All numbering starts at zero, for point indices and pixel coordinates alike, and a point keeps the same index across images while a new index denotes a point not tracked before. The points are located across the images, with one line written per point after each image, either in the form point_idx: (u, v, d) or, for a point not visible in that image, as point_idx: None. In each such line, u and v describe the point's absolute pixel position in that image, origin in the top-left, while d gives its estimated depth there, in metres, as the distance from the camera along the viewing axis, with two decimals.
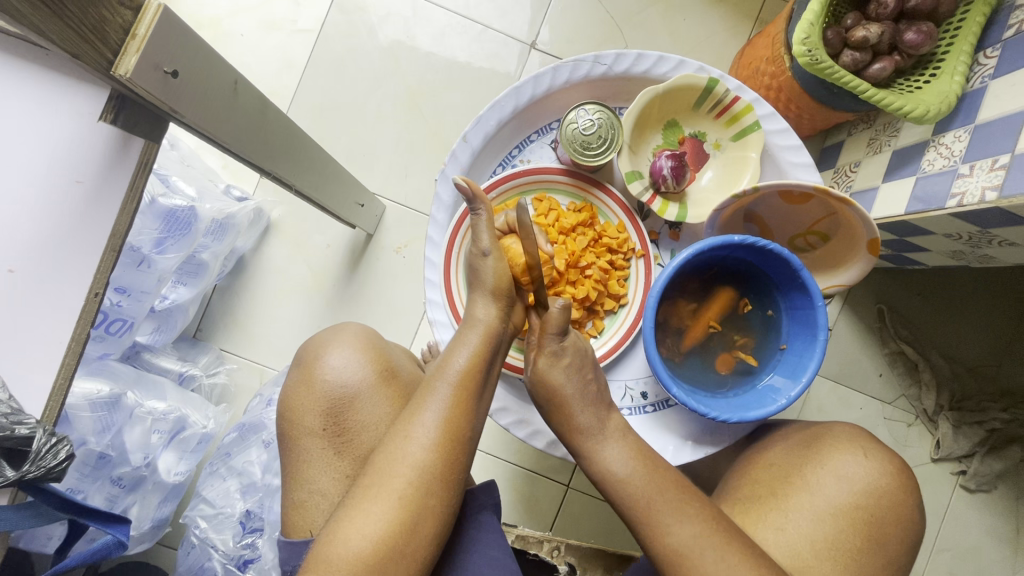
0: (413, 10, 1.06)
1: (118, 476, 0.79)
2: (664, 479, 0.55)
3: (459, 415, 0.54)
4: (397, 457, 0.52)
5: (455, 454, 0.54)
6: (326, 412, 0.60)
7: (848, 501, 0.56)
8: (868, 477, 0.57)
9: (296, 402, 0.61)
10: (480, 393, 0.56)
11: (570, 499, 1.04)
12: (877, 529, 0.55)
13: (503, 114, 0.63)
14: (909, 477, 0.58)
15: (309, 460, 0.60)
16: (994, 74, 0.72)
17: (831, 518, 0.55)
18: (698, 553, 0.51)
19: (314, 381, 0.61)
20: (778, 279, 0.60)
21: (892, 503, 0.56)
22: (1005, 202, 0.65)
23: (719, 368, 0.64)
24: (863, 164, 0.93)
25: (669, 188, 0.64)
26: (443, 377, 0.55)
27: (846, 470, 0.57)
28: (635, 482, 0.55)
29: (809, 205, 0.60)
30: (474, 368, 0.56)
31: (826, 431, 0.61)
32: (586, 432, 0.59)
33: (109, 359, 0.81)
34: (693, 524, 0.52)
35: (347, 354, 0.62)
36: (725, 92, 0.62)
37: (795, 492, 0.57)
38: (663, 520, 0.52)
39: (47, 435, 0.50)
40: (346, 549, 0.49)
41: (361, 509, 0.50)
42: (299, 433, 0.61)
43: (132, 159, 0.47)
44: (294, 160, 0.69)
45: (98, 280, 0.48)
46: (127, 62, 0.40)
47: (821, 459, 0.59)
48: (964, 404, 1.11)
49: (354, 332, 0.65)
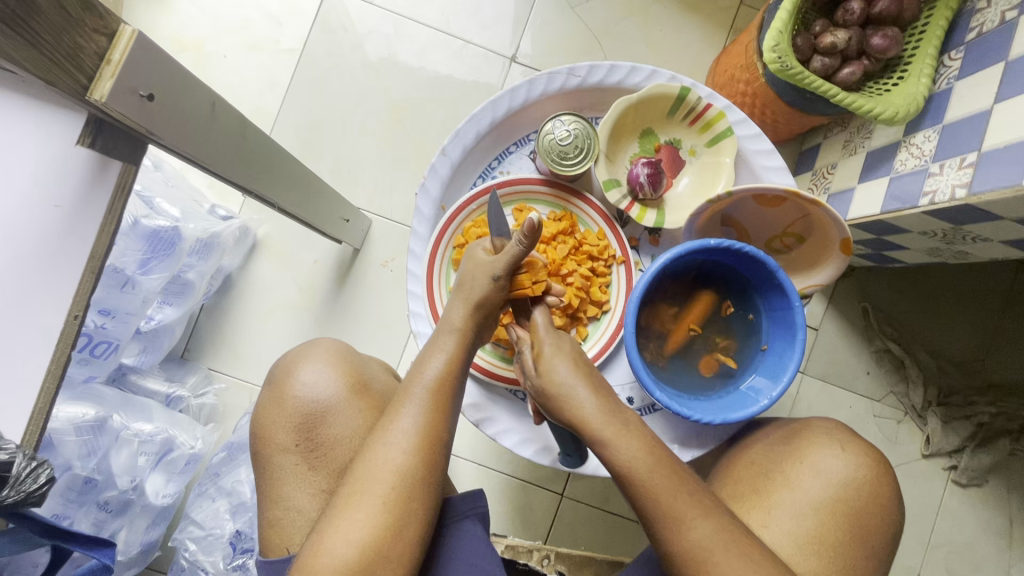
0: (394, 27, 1.08)
1: (104, 500, 0.78)
2: (682, 477, 0.52)
3: (438, 419, 0.54)
4: (375, 465, 0.52)
5: (433, 462, 0.54)
6: (299, 427, 0.60)
7: (829, 495, 0.56)
8: (845, 470, 0.57)
9: (268, 418, 0.61)
10: (456, 396, 0.57)
11: (564, 507, 1.04)
12: (858, 522, 0.56)
13: (480, 127, 0.65)
14: (886, 466, 0.59)
15: (283, 476, 0.60)
16: (959, 76, 0.74)
17: (812, 514, 0.56)
18: (716, 555, 0.49)
19: (286, 398, 0.61)
20: (756, 281, 0.61)
21: (871, 493, 0.57)
22: (974, 199, 0.67)
23: (703, 370, 0.65)
24: (839, 166, 0.94)
25: (646, 195, 0.65)
26: (418, 385, 0.55)
27: (824, 464, 0.58)
28: (658, 475, 0.51)
29: (784, 207, 0.60)
30: (448, 373, 0.56)
31: (805, 426, 0.62)
32: (601, 419, 0.53)
33: (94, 382, 0.81)
34: (710, 522, 0.50)
35: (319, 369, 0.62)
36: (697, 100, 0.64)
37: (776, 488, 0.58)
38: (684, 519, 0.50)
39: (27, 460, 0.49)
40: (333, 556, 0.49)
41: (345, 516, 0.50)
42: (273, 450, 0.60)
43: (110, 183, 0.47)
44: (274, 178, 0.69)
45: (77, 303, 0.47)
46: (103, 86, 0.40)
47: (801, 454, 0.59)
48: (951, 399, 1.13)
49: (325, 347, 0.65)
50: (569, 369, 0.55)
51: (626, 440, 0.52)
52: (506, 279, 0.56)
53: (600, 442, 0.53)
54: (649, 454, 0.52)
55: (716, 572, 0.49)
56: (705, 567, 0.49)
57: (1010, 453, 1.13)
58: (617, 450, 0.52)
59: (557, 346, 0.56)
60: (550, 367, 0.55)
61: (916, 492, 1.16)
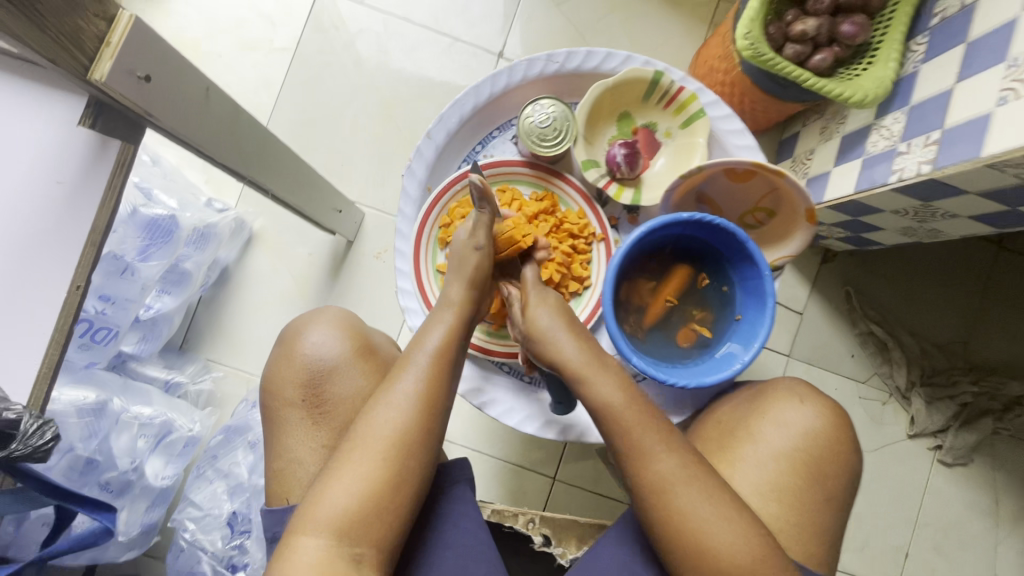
0: (384, 26, 1.11)
1: (105, 481, 0.81)
2: (657, 415, 0.55)
3: (437, 383, 0.56)
4: (374, 425, 0.54)
5: (430, 425, 0.55)
6: (305, 383, 0.63)
7: (790, 446, 0.59)
8: (804, 421, 0.60)
9: (277, 375, 0.64)
10: (455, 362, 0.58)
11: (557, 490, 1.07)
12: (814, 467, 0.59)
13: (464, 111, 0.68)
14: (843, 416, 0.62)
15: (289, 430, 0.63)
16: (924, 60, 0.77)
17: (773, 463, 0.59)
18: (676, 487, 0.52)
19: (294, 356, 0.64)
20: (729, 254, 0.64)
21: (829, 441, 0.60)
22: (939, 174, 0.69)
23: (680, 342, 0.67)
24: (816, 151, 0.98)
25: (624, 174, 0.68)
26: (418, 351, 0.57)
27: (784, 418, 0.61)
28: (627, 412, 0.54)
29: (753, 181, 0.63)
30: (449, 340, 0.58)
31: (769, 384, 0.64)
32: (578, 364, 0.57)
33: (95, 368, 0.84)
34: (674, 458, 0.53)
35: (326, 331, 0.65)
36: (671, 83, 0.67)
37: (740, 443, 0.61)
38: (651, 452, 0.53)
39: (34, 418, 0.51)
40: (333, 507, 0.51)
41: (343, 469, 0.53)
42: (280, 404, 0.63)
43: (111, 158, 0.49)
44: (268, 164, 0.72)
45: (79, 274, 0.49)
46: (102, 67, 0.43)
47: (763, 410, 0.62)
48: (934, 380, 1.16)
49: (333, 312, 0.68)
50: (551, 315, 0.60)
51: (603, 379, 0.56)
52: (487, 247, 0.61)
53: (581, 381, 0.56)
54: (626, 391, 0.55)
55: (672, 503, 0.52)
56: (665, 497, 0.52)
57: (993, 432, 1.16)
58: (593, 387, 0.56)
59: (541, 296, 0.61)
60: (532, 314, 0.60)
61: (901, 471, 1.18)
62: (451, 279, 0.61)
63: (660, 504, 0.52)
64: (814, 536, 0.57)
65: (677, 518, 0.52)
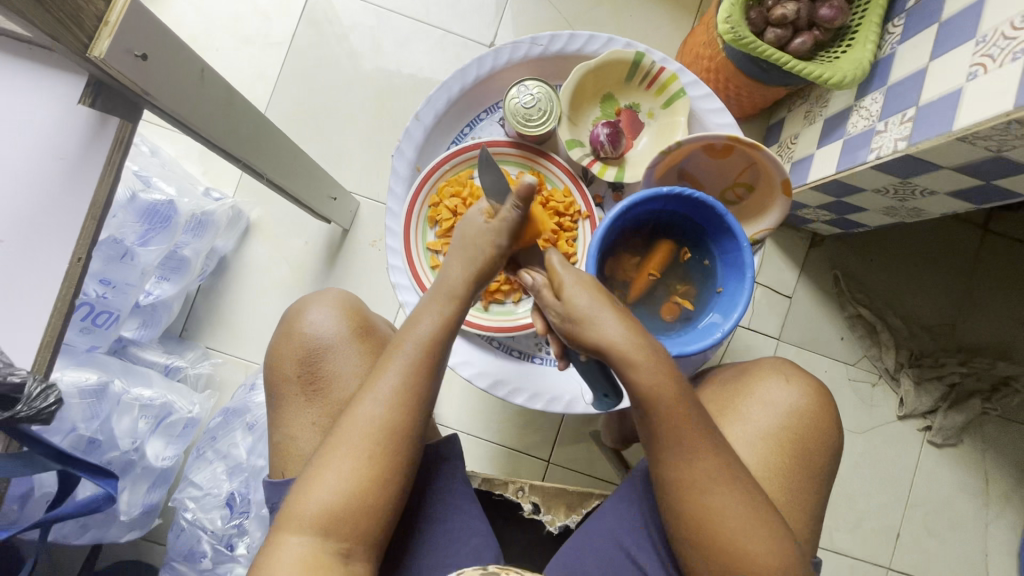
0: (377, 19, 1.14)
1: (107, 461, 0.83)
2: (700, 415, 0.54)
3: (419, 380, 0.56)
4: (359, 418, 0.55)
5: (412, 419, 0.56)
6: (303, 361, 0.65)
7: (777, 425, 0.60)
8: (790, 399, 0.62)
9: (277, 350, 0.66)
10: (441, 358, 0.58)
11: (551, 472, 1.09)
12: (801, 446, 0.60)
13: (451, 94, 0.70)
14: (828, 396, 0.63)
15: (286, 405, 0.65)
16: (900, 41, 0.80)
17: (761, 443, 0.60)
18: (711, 488, 0.53)
19: (293, 334, 0.66)
20: (709, 228, 0.66)
21: (814, 420, 0.61)
22: (913, 150, 0.71)
23: (664, 315, 0.69)
24: (801, 135, 1.00)
25: (607, 153, 0.70)
26: (403, 346, 0.57)
27: (770, 396, 0.62)
28: (684, 412, 0.53)
29: (732, 157, 0.65)
30: (435, 336, 0.57)
31: (755, 364, 0.66)
32: (626, 351, 0.52)
33: (97, 352, 0.86)
34: (714, 462, 0.53)
35: (325, 311, 0.67)
36: (652, 64, 0.69)
37: (729, 424, 0.62)
38: (696, 453, 0.53)
39: (37, 382, 0.52)
40: (317, 503, 0.53)
41: (327, 467, 0.54)
42: (278, 381, 0.66)
43: (110, 135, 0.51)
44: (262, 148, 0.74)
45: (81, 245, 0.51)
46: (101, 45, 0.45)
47: (750, 389, 0.63)
48: (923, 361, 1.18)
49: (335, 293, 0.70)
50: (590, 296, 0.54)
51: (649, 365, 0.52)
52: (507, 245, 0.58)
53: (626, 367, 0.52)
54: (672, 382, 0.52)
55: (705, 502, 0.53)
56: (699, 496, 0.53)
57: (981, 412, 1.18)
58: (634, 378, 0.52)
59: (575, 276, 0.55)
60: (569, 299, 0.54)
61: (891, 453, 1.20)
62: (453, 258, 0.60)
63: (694, 502, 0.53)
64: (795, 503, 0.59)
65: (709, 517, 0.53)
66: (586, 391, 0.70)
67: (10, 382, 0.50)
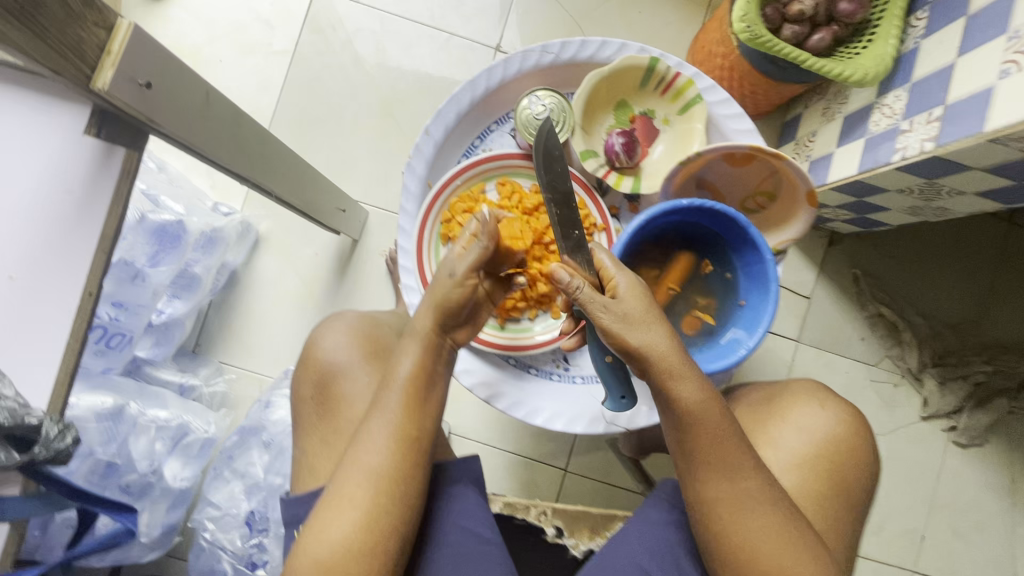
0: (380, 24, 1.12)
1: (126, 484, 0.82)
2: (733, 432, 0.53)
3: (408, 415, 0.58)
4: (362, 455, 0.56)
5: (415, 448, 0.58)
6: (319, 386, 0.65)
7: (812, 451, 0.61)
8: (824, 425, 0.62)
9: (298, 373, 0.67)
10: (429, 392, 0.59)
11: (569, 481, 1.08)
12: (837, 474, 0.61)
13: (461, 106, 0.68)
14: (865, 424, 0.63)
15: (303, 427, 0.65)
16: (925, 35, 0.77)
17: (796, 470, 0.60)
18: (747, 506, 0.53)
19: (312, 359, 0.67)
20: (730, 239, 0.64)
21: (851, 448, 0.62)
22: (941, 151, 0.69)
23: (684, 329, 0.67)
24: (819, 133, 0.97)
25: (623, 163, 0.69)
26: (393, 382, 0.58)
27: (804, 422, 0.63)
28: (726, 431, 0.53)
29: (753, 165, 0.63)
30: (420, 372, 0.59)
31: (786, 388, 0.67)
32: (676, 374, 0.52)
33: (112, 374, 0.85)
34: (755, 479, 0.54)
35: (339, 337, 0.67)
36: (667, 70, 0.66)
37: (761, 448, 0.63)
38: (736, 471, 0.53)
39: (54, 423, 0.52)
40: (317, 553, 0.53)
41: (328, 515, 0.55)
42: (298, 405, 0.66)
43: (116, 168, 0.50)
44: (269, 166, 0.73)
45: (91, 280, 0.50)
46: (104, 76, 0.44)
47: (783, 413, 0.64)
48: (947, 360, 1.15)
49: (349, 319, 0.70)
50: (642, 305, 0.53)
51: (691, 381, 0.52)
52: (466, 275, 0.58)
53: (670, 378, 0.52)
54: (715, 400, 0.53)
55: (744, 521, 0.53)
56: (733, 514, 0.54)
57: (1009, 412, 1.14)
58: (680, 392, 0.52)
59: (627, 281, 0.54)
60: (621, 304, 0.52)
61: (916, 455, 1.17)
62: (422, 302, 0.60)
63: (731, 521, 0.54)
64: (826, 526, 0.59)
65: (745, 534, 0.53)
66: (606, 410, 0.68)
67: (26, 425, 0.50)
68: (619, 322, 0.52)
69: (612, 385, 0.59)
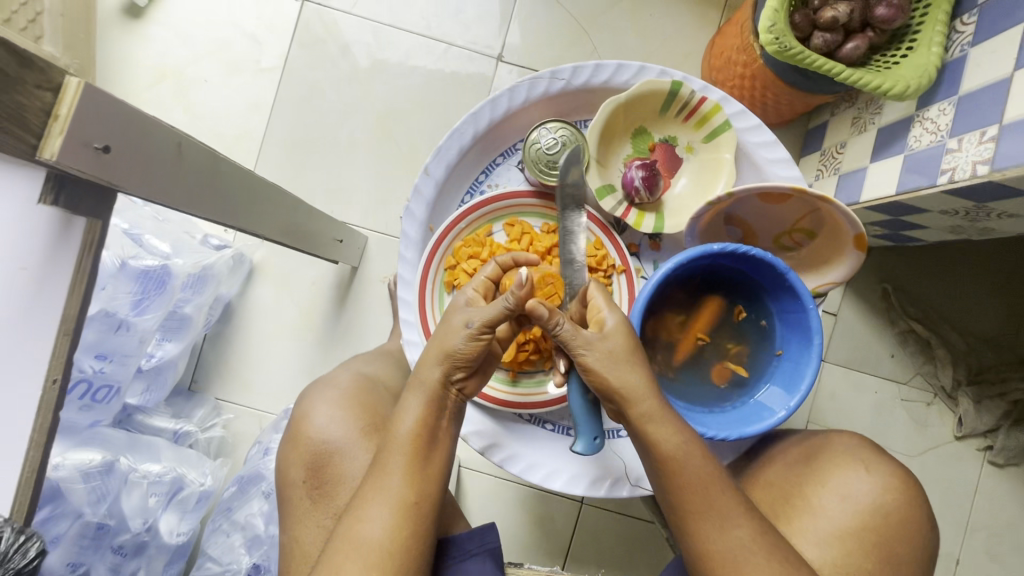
0: (374, 35, 1.05)
1: (119, 544, 0.79)
2: (717, 473, 0.50)
3: (417, 478, 0.52)
4: (363, 525, 0.50)
5: (417, 516, 0.51)
6: (309, 466, 0.62)
7: (853, 523, 0.56)
8: (872, 494, 0.57)
9: (286, 453, 0.64)
10: (435, 451, 0.53)
11: (586, 514, 1.02)
12: (885, 548, 0.55)
13: (463, 142, 0.62)
14: (919, 492, 0.58)
15: (294, 512, 0.61)
16: (973, 42, 0.69)
17: (838, 542, 0.55)
18: (746, 561, 0.48)
19: (301, 438, 0.63)
20: (765, 283, 0.58)
21: (901, 519, 0.56)
22: (998, 176, 0.62)
23: (715, 380, 0.61)
24: (849, 144, 0.89)
25: (643, 199, 0.62)
26: (394, 441, 0.52)
27: (849, 489, 0.58)
28: (706, 473, 0.50)
29: (790, 203, 0.57)
30: (424, 430, 0.53)
31: (827, 445, 0.62)
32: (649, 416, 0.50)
33: (100, 426, 0.81)
34: (747, 527, 0.49)
35: (331, 412, 0.63)
36: (690, 94, 0.60)
37: (798, 515, 0.58)
38: (725, 520, 0.49)
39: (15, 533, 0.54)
40: None
41: None
42: (288, 488, 0.62)
43: (76, 240, 0.47)
44: (261, 206, 0.66)
45: (54, 367, 0.49)
46: (52, 145, 0.38)
47: (823, 477, 0.59)
48: (982, 377, 1.03)
49: (342, 388, 0.66)
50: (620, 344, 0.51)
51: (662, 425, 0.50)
52: (479, 327, 0.52)
53: (643, 418, 0.50)
54: (692, 442, 0.50)
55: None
56: (733, 573, 0.48)
57: None
58: (657, 434, 0.50)
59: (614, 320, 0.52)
60: (606, 342, 0.50)
61: None
62: (430, 352, 0.54)
63: None
64: None
65: None
66: (631, 468, 0.64)
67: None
68: (603, 360, 0.50)
69: (584, 423, 0.54)
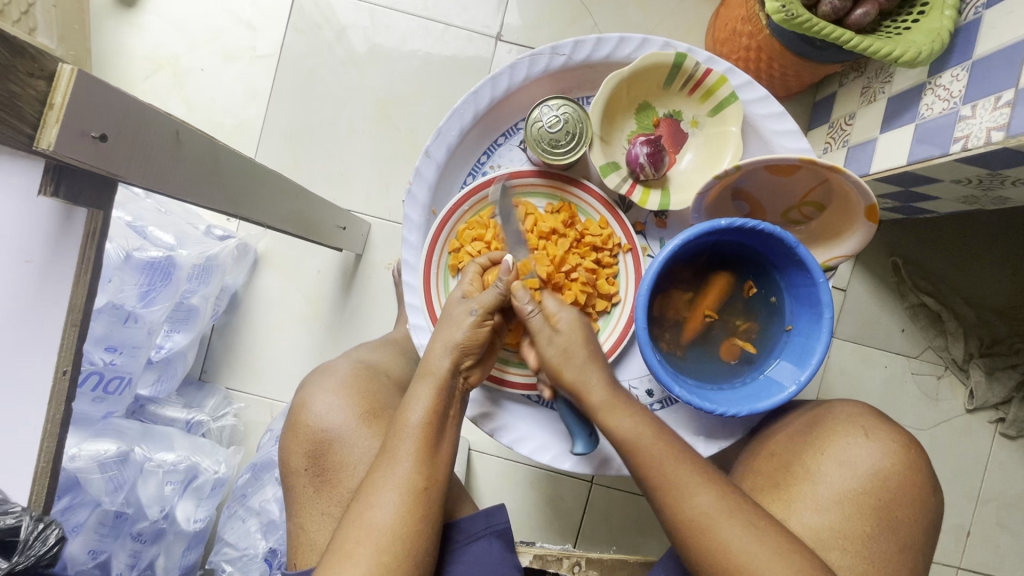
0: (370, 18, 1.03)
1: (138, 531, 0.81)
2: (670, 446, 0.52)
3: (428, 465, 0.52)
4: (372, 510, 0.50)
5: (427, 500, 0.52)
6: (309, 453, 0.62)
7: (856, 488, 0.55)
8: (872, 459, 0.57)
9: (288, 441, 0.64)
10: (442, 439, 0.54)
11: (597, 494, 1.03)
12: (886, 511, 0.55)
13: (463, 123, 0.61)
14: (920, 455, 0.58)
15: (298, 499, 0.62)
16: (988, 4, 0.67)
17: (836, 507, 0.55)
18: (715, 523, 0.49)
19: (300, 427, 0.63)
20: (774, 258, 0.57)
21: (902, 483, 0.56)
22: (1013, 141, 0.60)
23: (724, 357, 0.61)
24: (858, 116, 0.88)
25: (648, 175, 0.61)
26: (405, 428, 0.52)
27: (850, 455, 0.57)
28: (657, 444, 0.52)
29: (797, 175, 0.56)
30: (432, 420, 0.53)
31: (826, 413, 0.61)
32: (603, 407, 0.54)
33: (113, 417, 0.83)
34: (709, 492, 0.50)
35: (331, 399, 0.64)
36: (695, 66, 0.58)
37: (797, 482, 0.58)
38: (684, 487, 0.50)
39: (33, 521, 0.55)
40: None
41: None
42: (291, 475, 0.63)
43: (78, 228, 0.48)
44: (262, 194, 0.66)
45: (63, 357, 0.51)
46: (49, 133, 0.37)
47: (823, 445, 0.58)
48: (994, 349, 1.02)
49: (342, 375, 0.66)
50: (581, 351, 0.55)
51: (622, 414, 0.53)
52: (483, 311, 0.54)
53: (597, 410, 0.54)
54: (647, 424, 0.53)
55: (721, 543, 0.48)
56: (705, 537, 0.49)
57: None
58: (611, 423, 0.53)
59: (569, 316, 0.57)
60: (563, 338, 0.55)
61: None
62: (436, 342, 0.54)
63: (707, 542, 0.49)
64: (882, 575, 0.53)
65: (728, 557, 0.48)
66: None
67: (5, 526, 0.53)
68: (559, 355, 0.55)
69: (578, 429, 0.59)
